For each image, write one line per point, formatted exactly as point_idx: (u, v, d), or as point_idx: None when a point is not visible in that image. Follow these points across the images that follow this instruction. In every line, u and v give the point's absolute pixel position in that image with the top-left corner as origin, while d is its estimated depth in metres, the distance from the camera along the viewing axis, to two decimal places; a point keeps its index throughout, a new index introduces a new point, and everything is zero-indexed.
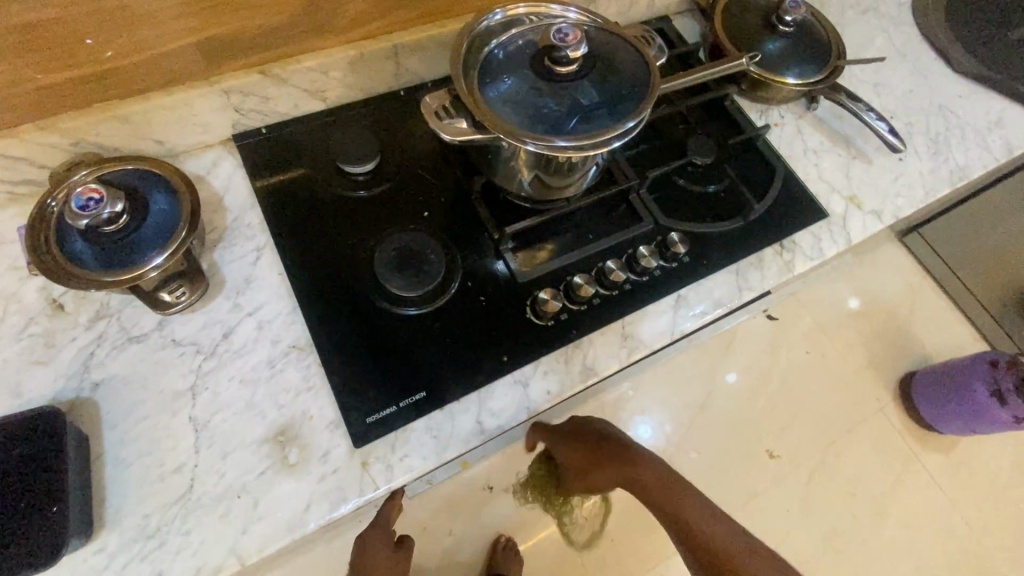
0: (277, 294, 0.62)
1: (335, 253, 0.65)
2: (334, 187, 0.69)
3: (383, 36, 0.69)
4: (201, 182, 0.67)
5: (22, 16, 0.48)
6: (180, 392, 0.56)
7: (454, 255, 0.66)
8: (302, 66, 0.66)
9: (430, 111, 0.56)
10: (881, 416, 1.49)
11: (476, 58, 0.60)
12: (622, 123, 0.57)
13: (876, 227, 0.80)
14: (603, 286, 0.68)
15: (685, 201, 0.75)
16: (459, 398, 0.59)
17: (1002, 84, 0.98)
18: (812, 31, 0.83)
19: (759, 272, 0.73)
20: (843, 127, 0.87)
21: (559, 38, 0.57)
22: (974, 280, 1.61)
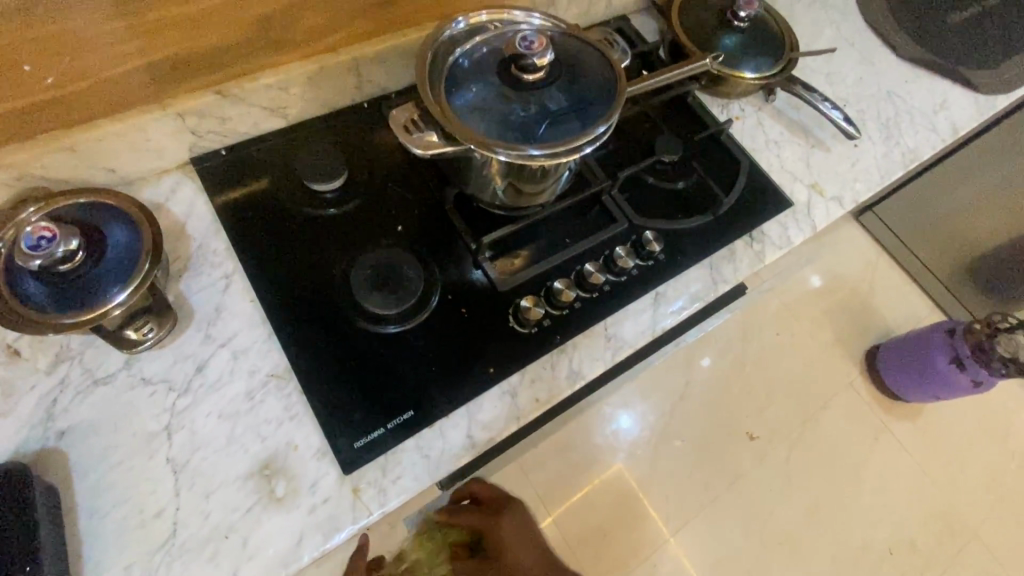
0: (250, 322, 0.60)
1: (309, 274, 0.63)
2: (303, 206, 0.67)
3: (342, 49, 0.67)
4: (160, 210, 0.64)
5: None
6: (155, 433, 0.54)
7: (432, 269, 0.65)
8: (260, 83, 0.64)
9: (398, 124, 0.55)
10: (851, 389, 1.56)
11: (442, 68, 0.59)
12: (594, 129, 0.57)
13: (839, 213, 0.83)
14: (584, 290, 0.68)
15: (657, 199, 0.76)
16: (447, 415, 0.59)
17: (942, 68, 1.03)
18: (764, 27, 0.85)
19: (732, 264, 0.75)
20: (800, 117, 0.89)
21: (525, 45, 0.56)
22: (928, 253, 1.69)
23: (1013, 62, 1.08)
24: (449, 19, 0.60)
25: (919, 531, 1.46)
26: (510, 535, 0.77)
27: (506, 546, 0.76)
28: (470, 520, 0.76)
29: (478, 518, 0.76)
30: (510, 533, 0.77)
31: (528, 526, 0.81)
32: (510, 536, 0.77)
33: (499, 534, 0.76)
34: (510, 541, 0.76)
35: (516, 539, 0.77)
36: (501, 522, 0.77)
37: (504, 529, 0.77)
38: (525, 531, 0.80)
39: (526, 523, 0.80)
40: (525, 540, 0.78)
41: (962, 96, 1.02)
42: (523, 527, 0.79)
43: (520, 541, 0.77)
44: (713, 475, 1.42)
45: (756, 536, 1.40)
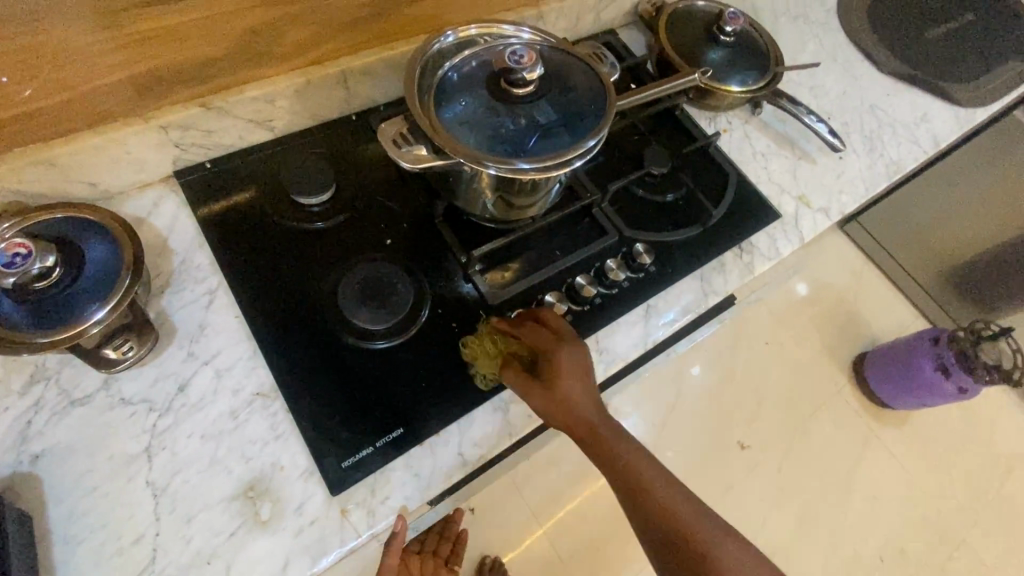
0: (235, 339, 0.58)
1: (296, 289, 0.62)
2: (290, 219, 0.66)
3: (330, 62, 0.67)
4: (142, 225, 0.62)
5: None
6: (134, 455, 0.52)
7: (422, 283, 0.64)
8: (245, 96, 0.63)
9: (387, 138, 0.54)
10: (839, 397, 1.57)
11: (431, 81, 0.58)
12: (584, 141, 0.57)
13: (826, 224, 0.84)
14: (575, 302, 0.67)
15: (646, 211, 0.76)
16: (438, 432, 0.57)
17: (923, 82, 1.05)
18: (750, 41, 0.87)
19: (722, 276, 0.75)
20: (786, 130, 0.90)
21: (515, 60, 0.57)
22: (911, 262, 1.72)
23: (990, 76, 1.10)
24: (438, 33, 0.60)
25: (909, 539, 1.47)
26: (568, 374, 0.57)
27: (565, 390, 0.57)
28: (538, 338, 0.58)
29: (550, 337, 0.59)
30: (569, 367, 0.57)
31: (589, 375, 0.59)
32: (568, 382, 0.57)
33: (558, 381, 0.57)
34: (567, 390, 0.57)
35: (574, 391, 0.57)
36: (560, 360, 0.57)
37: (561, 368, 0.57)
38: (584, 366, 0.58)
39: (589, 366, 0.59)
40: (582, 384, 0.58)
41: (942, 109, 1.04)
42: (585, 374, 0.58)
43: (580, 389, 0.57)
44: (704, 485, 1.42)
45: None
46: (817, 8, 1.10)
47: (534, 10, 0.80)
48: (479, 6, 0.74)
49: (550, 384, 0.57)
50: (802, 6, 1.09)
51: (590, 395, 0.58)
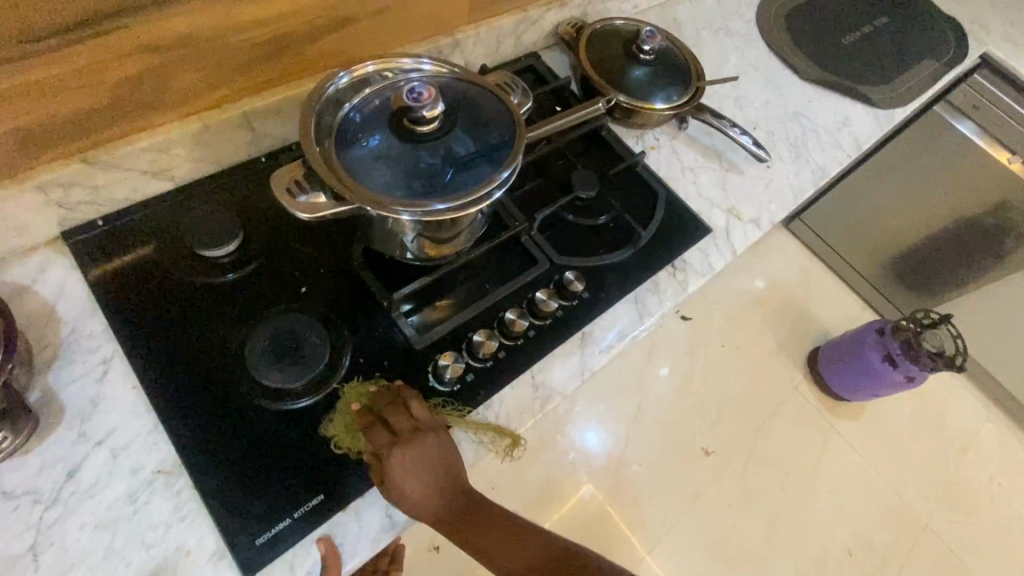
0: (133, 413, 0.54)
1: (203, 352, 0.58)
2: (195, 275, 0.62)
3: (229, 104, 0.64)
4: (25, 293, 0.57)
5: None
6: (18, 556, 0.47)
7: (340, 332, 0.61)
8: (135, 147, 0.59)
9: (281, 188, 0.51)
10: (797, 394, 1.60)
11: (329, 126, 0.55)
12: (498, 175, 0.55)
13: (757, 235, 0.84)
14: (507, 337, 0.65)
15: (577, 236, 0.75)
16: (363, 493, 0.54)
17: (842, 87, 1.08)
18: (669, 57, 0.87)
19: (656, 297, 0.74)
20: (713, 143, 0.91)
21: (413, 97, 0.53)
22: (854, 256, 1.77)
23: (904, 77, 1.15)
24: (331, 74, 0.56)
25: (875, 529, 1.49)
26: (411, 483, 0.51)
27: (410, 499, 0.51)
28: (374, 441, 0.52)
29: (386, 438, 0.52)
30: (409, 473, 0.51)
31: (440, 466, 0.53)
32: (410, 490, 0.51)
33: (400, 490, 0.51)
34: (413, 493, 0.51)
35: (422, 494, 0.51)
36: (400, 470, 0.51)
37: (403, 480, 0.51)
38: (436, 460, 0.53)
39: (444, 458, 0.53)
40: (431, 482, 0.52)
41: (862, 112, 1.07)
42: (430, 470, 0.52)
43: (428, 488, 0.52)
44: (671, 495, 1.42)
45: (720, 553, 1.39)
46: (737, 20, 1.13)
47: (449, 38, 0.78)
48: (389, 38, 0.72)
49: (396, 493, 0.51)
50: (722, 18, 1.12)
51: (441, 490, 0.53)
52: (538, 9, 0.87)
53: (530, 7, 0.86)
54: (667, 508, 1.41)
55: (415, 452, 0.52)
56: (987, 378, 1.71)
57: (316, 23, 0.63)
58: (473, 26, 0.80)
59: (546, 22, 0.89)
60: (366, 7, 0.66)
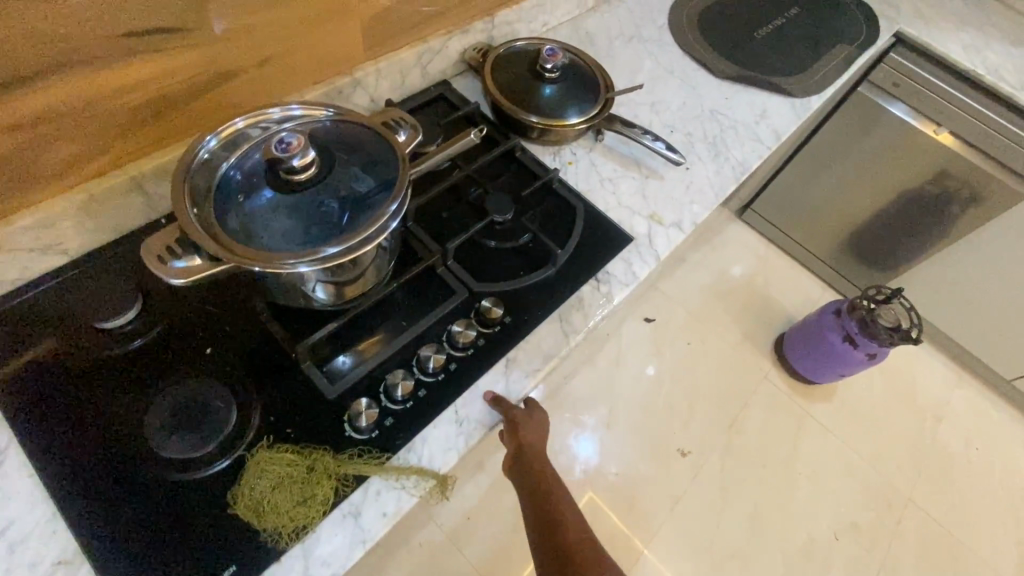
0: (31, 503, 0.51)
1: (104, 429, 0.56)
2: (94, 349, 0.60)
3: (115, 171, 0.64)
4: None
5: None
6: None
7: (248, 389, 0.59)
8: (15, 227, 0.60)
9: (153, 257, 0.49)
10: (766, 382, 1.60)
11: (204, 189, 0.55)
12: (387, 208, 0.54)
13: (680, 237, 0.84)
14: (426, 375, 0.64)
15: (497, 261, 0.74)
16: (279, 558, 0.52)
17: (758, 80, 1.10)
18: (573, 71, 0.88)
19: (581, 313, 0.73)
20: (631, 151, 0.92)
21: (282, 148, 0.52)
22: (806, 239, 1.80)
23: (819, 64, 1.17)
24: (197, 139, 0.56)
25: (860, 510, 1.47)
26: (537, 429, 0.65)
27: (529, 443, 0.63)
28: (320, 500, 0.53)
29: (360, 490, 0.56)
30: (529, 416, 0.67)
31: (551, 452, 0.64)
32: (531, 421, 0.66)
33: (525, 435, 0.63)
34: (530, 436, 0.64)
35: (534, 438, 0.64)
36: (537, 418, 0.66)
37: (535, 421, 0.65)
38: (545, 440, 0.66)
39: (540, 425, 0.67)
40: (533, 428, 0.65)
41: (780, 104, 1.09)
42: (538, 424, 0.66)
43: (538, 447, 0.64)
44: (652, 500, 1.39)
45: (707, 555, 1.36)
46: (650, 26, 1.15)
47: (348, 78, 0.78)
48: (281, 85, 0.72)
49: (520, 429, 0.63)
50: (635, 26, 1.13)
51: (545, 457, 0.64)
52: (439, 39, 0.87)
53: (430, 38, 0.87)
54: (650, 515, 1.38)
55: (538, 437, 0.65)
56: (951, 344, 1.73)
57: (195, 80, 0.62)
58: (372, 63, 0.81)
59: (449, 50, 0.90)
60: (248, 58, 0.65)
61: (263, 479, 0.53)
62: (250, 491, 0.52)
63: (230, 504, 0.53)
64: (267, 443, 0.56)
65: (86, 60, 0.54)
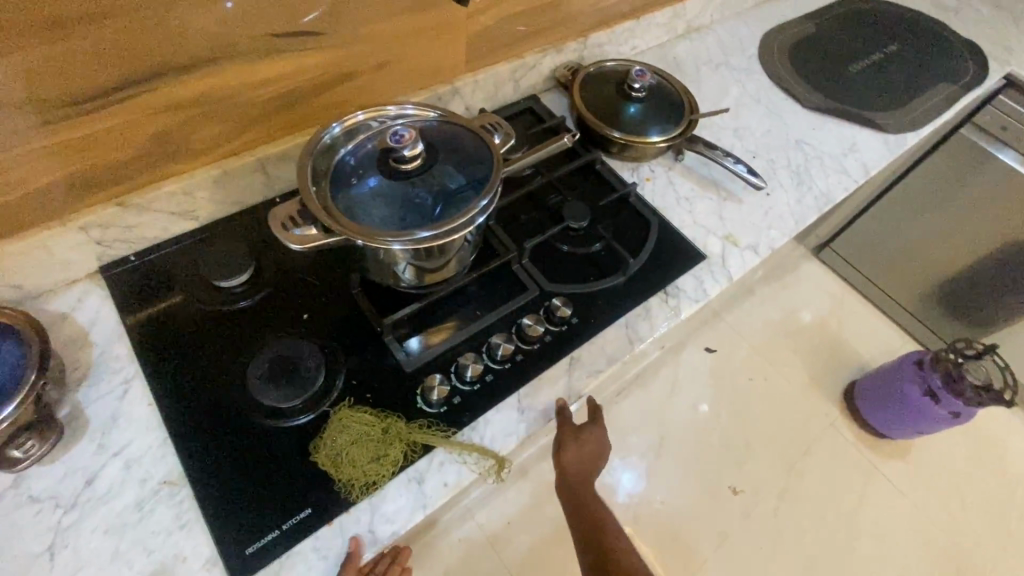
0: (147, 427, 0.59)
1: (212, 373, 0.63)
2: (212, 304, 0.68)
3: (246, 152, 0.71)
4: (65, 321, 0.65)
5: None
6: (37, 556, 0.52)
7: (337, 355, 0.65)
8: (162, 191, 0.67)
9: (277, 223, 0.56)
10: (832, 429, 1.52)
11: (323, 169, 0.61)
12: (477, 203, 0.59)
13: (755, 261, 0.84)
14: (494, 361, 0.67)
15: (569, 265, 0.77)
16: (349, 508, 0.56)
17: (849, 113, 1.08)
18: (661, 93, 0.91)
19: (648, 322, 0.74)
20: (710, 173, 0.93)
21: (395, 140, 0.59)
22: (888, 283, 1.71)
23: (917, 101, 1.13)
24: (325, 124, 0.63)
25: None
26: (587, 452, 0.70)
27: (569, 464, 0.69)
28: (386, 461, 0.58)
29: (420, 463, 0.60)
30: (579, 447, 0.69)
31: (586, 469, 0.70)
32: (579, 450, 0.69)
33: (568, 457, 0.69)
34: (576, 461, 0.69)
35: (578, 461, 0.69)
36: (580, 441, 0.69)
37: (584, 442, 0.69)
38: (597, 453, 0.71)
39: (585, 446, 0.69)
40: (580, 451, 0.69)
41: (871, 138, 1.06)
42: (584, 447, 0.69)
43: (586, 468, 0.70)
44: (699, 536, 1.34)
45: None
46: (740, 55, 1.16)
47: (448, 86, 0.85)
48: (391, 87, 0.79)
49: (566, 455, 0.69)
50: (723, 54, 1.15)
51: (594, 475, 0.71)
52: (534, 56, 0.93)
53: (526, 54, 0.92)
54: (693, 549, 1.33)
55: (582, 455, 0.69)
56: None
57: (322, 79, 0.71)
58: (471, 73, 0.87)
59: (543, 66, 0.95)
60: (367, 62, 0.73)
61: (339, 432, 0.58)
62: (328, 443, 0.58)
63: (311, 452, 0.58)
64: (347, 403, 0.61)
65: (243, 52, 0.62)
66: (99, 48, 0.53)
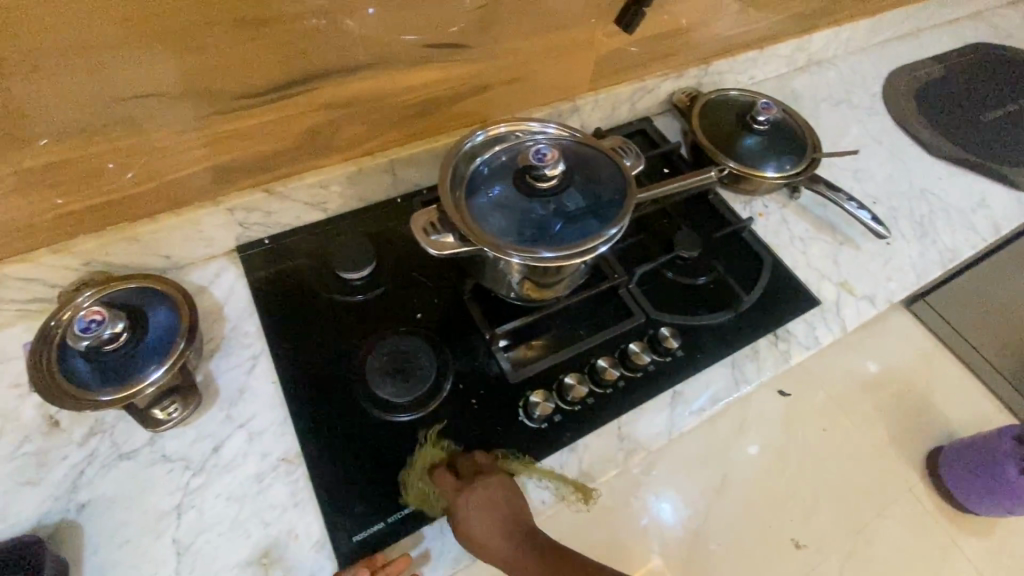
0: (270, 405, 0.63)
1: (329, 360, 0.66)
2: (332, 293, 0.71)
3: (380, 152, 0.74)
4: (203, 293, 0.69)
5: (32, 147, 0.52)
6: (166, 512, 0.55)
7: (446, 357, 0.67)
8: (303, 182, 0.71)
9: (418, 227, 0.58)
10: (910, 495, 1.29)
11: (461, 176, 0.63)
12: (605, 231, 0.59)
13: (871, 313, 0.80)
14: (597, 384, 0.67)
15: (676, 294, 0.76)
16: None
17: (980, 166, 1.01)
18: (785, 128, 0.88)
19: (756, 364, 0.72)
20: (826, 215, 0.90)
21: (538, 158, 0.61)
22: (988, 348, 1.58)
23: None
24: (470, 132, 0.66)
25: None
26: (478, 530, 0.54)
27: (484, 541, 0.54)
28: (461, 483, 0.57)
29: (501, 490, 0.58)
30: (476, 512, 0.54)
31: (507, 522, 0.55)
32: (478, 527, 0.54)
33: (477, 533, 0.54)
34: (474, 543, 0.54)
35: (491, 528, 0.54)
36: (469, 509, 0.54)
37: (464, 530, 0.54)
38: (496, 503, 0.55)
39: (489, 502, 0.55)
40: (486, 520, 0.54)
41: (1003, 195, 0.99)
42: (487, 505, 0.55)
43: (495, 534, 0.54)
44: None
45: None
46: (861, 94, 1.11)
47: (570, 103, 0.86)
48: (518, 102, 0.81)
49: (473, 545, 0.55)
50: (845, 91, 1.11)
51: (514, 527, 0.55)
52: (656, 79, 0.92)
53: (648, 77, 0.91)
54: None
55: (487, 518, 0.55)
56: None
57: (460, 90, 0.73)
58: (593, 93, 0.88)
59: (662, 90, 0.94)
60: (503, 77, 0.75)
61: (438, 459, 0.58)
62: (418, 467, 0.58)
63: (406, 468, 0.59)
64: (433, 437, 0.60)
65: (399, 61, 0.65)
66: (281, 48, 0.57)
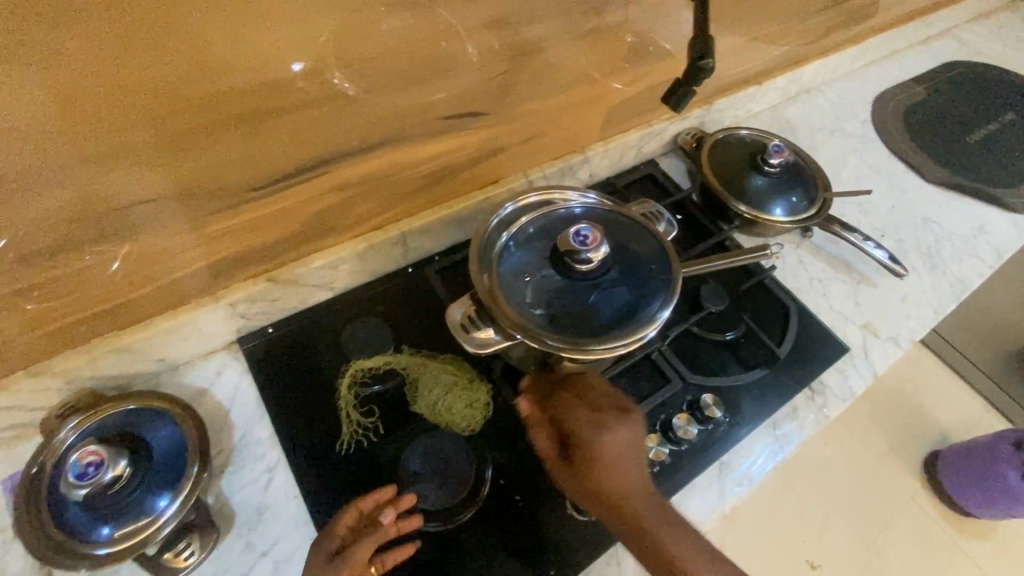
0: (294, 525, 0.56)
1: (354, 464, 0.60)
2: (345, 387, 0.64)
3: (391, 225, 0.69)
4: (204, 396, 0.62)
5: (6, 271, 0.45)
6: None
7: (483, 450, 0.62)
8: (311, 267, 0.65)
9: (455, 322, 0.55)
10: (913, 505, 1.38)
11: (492, 253, 0.59)
12: (652, 315, 0.55)
13: (897, 353, 0.80)
14: (642, 462, 0.63)
15: (708, 354, 0.73)
16: None
17: (974, 190, 1.03)
18: (796, 168, 0.87)
19: (796, 422, 0.71)
20: (840, 252, 0.89)
21: (579, 241, 0.56)
22: None
23: None
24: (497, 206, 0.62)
25: None
26: (615, 451, 0.56)
27: (614, 477, 0.55)
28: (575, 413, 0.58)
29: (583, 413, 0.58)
30: (615, 446, 0.56)
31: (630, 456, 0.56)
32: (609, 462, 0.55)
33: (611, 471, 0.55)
34: (598, 479, 0.55)
35: (620, 464, 0.55)
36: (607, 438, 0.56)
37: (605, 443, 0.56)
38: (631, 447, 0.57)
39: (628, 447, 0.56)
40: (623, 458, 0.56)
41: (997, 218, 1.01)
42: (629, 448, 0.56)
43: (624, 471, 0.55)
44: None
45: None
46: (853, 121, 1.12)
47: (580, 154, 0.82)
48: (528, 158, 0.77)
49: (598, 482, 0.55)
50: (837, 119, 1.12)
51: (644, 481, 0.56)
52: (662, 122, 0.89)
53: (654, 120, 0.89)
54: None
55: (623, 451, 0.56)
56: None
57: (471, 154, 0.69)
58: (602, 142, 0.84)
59: (668, 132, 0.92)
60: (516, 137, 0.72)
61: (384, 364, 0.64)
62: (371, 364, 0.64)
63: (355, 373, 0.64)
64: (410, 350, 0.67)
65: (411, 134, 0.60)
66: (291, 138, 0.52)
